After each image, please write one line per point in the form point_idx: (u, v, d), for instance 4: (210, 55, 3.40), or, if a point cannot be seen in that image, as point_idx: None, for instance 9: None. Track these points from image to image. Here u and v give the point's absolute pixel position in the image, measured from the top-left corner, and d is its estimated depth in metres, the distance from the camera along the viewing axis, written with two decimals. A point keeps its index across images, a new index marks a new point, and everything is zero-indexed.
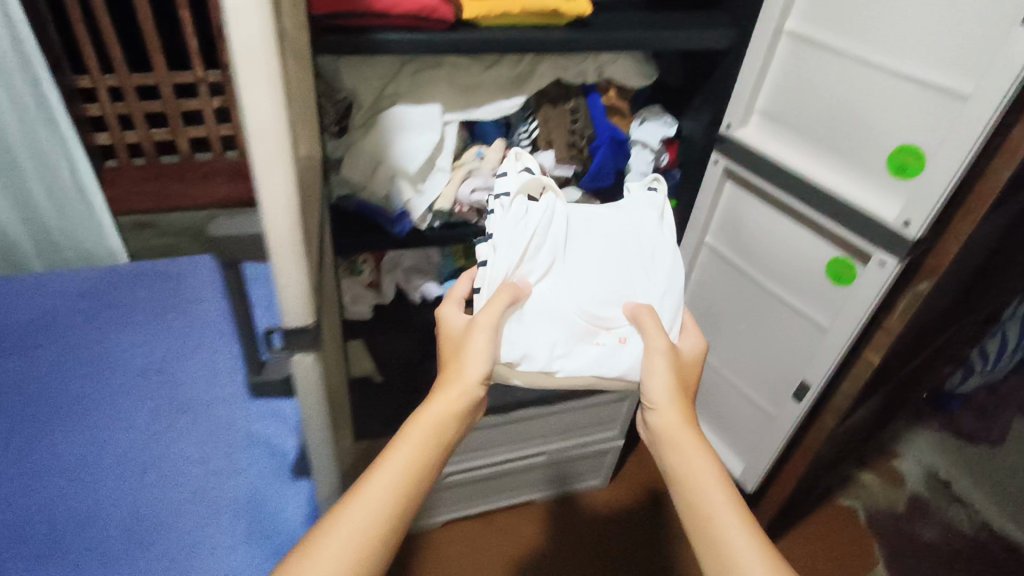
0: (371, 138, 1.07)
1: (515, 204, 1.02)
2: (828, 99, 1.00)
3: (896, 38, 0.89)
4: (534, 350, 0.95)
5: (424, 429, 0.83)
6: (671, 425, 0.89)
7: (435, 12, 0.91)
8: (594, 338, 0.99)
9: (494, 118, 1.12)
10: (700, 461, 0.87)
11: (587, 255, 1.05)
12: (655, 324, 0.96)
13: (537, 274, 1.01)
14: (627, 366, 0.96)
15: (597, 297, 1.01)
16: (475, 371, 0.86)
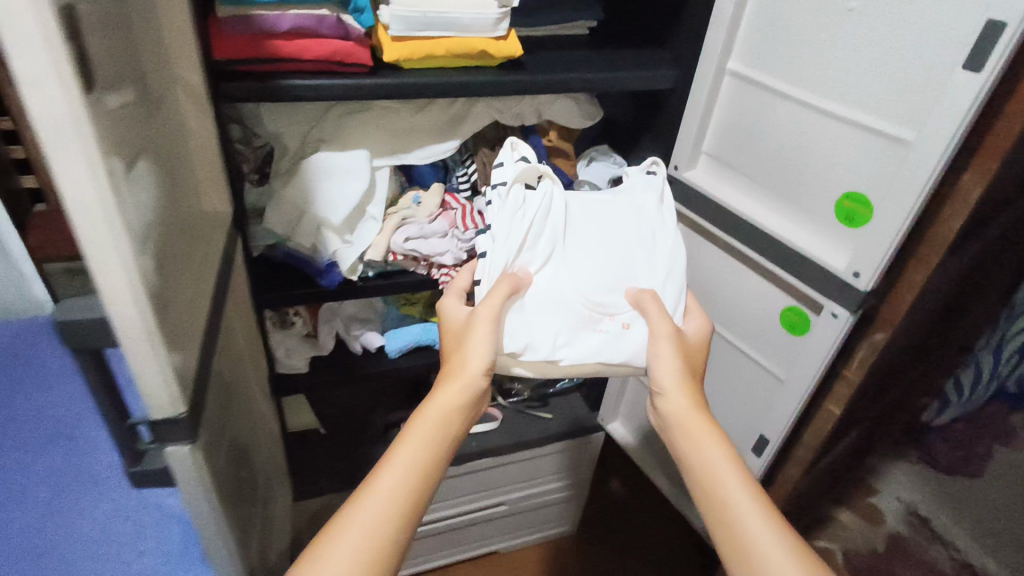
0: (294, 187, 1.00)
1: (512, 195, 0.93)
2: (773, 142, 0.96)
3: (836, 81, 0.84)
4: (538, 341, 0.88)
5: (425, 431, 0.77)
6: (684, 413, 0.82)
7: (349, 56, 0.85)
8: (595, 326, 0.92)
9: (426, 163, 1.07)
10: (716, 449, 0.80)
11: (590, 243, 0.97)
12: (658, 309, 0.89)
13: (538, 265, 0.93)
14: (633, 354, 0.89)
15: (595, 281, 0.94)
16: (477, 365, 0.81)
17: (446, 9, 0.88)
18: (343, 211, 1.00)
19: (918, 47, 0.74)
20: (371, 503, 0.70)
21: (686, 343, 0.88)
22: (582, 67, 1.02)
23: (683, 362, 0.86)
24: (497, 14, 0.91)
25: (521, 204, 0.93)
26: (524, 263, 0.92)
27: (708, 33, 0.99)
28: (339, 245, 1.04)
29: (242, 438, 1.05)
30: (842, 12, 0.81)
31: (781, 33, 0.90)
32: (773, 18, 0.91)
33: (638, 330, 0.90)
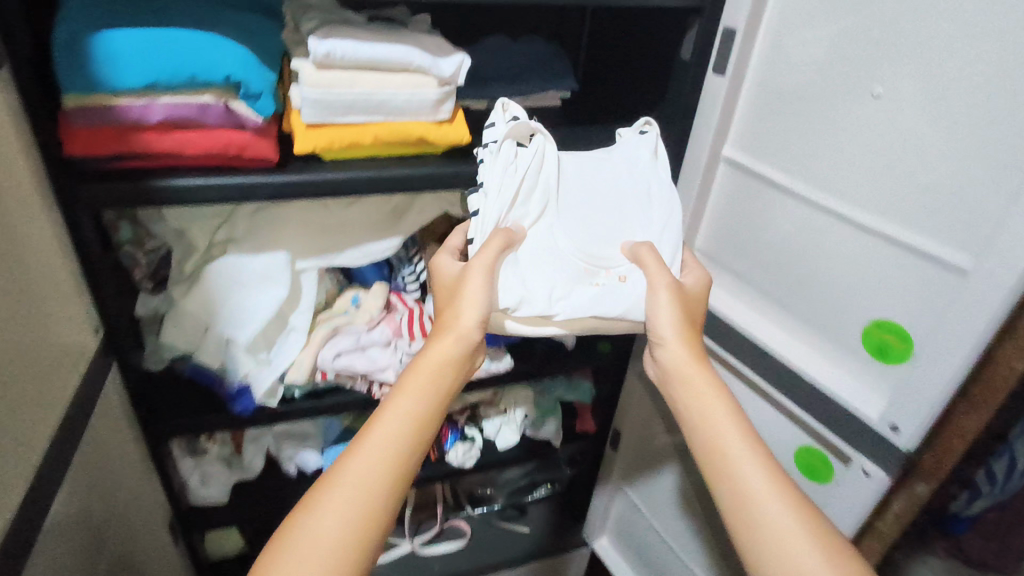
0: (197, 297, 0.82)
1: (505, 148, 0.73)
2: (782, 244, 0.78)
3: (860, 182, 0.67)
4: (531, 291, 0.70)
5: (415, 391, 0.61)
6: (683, 366, 0.66)
7: (246, 150, 0.69)
8: (593, 282, 0.72)
9: (363, 264, 0.89)
10: (723, 412, 0.63)
11: (594, 196, 0.78)
12: (658, 265, 0.70)
13: (532, 218, 0.75)
14: (632, 307, 0.70)
15: (591, 230, 0.76)
16: (468, 320, 0.65)
17: (372, 89, 0.71)
18: (258, 325, 0.83)
19: (967, 151, 0.57)
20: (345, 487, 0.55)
21: (687, 292, 0.71)
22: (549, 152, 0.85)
23: (683, 313, 0.68)
24: (437, 93, 0.74)
25: (514, 158, 0.73)
26: (516, 214, 0.74)
27: (699, 112, 0.83)
28: (255, 365, 0.85)
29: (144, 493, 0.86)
30: (865, 101, 0.65)
31: (787, 117, 0.74)
32: (777, 99, 0.74)
33: (640, 283, 0.71)
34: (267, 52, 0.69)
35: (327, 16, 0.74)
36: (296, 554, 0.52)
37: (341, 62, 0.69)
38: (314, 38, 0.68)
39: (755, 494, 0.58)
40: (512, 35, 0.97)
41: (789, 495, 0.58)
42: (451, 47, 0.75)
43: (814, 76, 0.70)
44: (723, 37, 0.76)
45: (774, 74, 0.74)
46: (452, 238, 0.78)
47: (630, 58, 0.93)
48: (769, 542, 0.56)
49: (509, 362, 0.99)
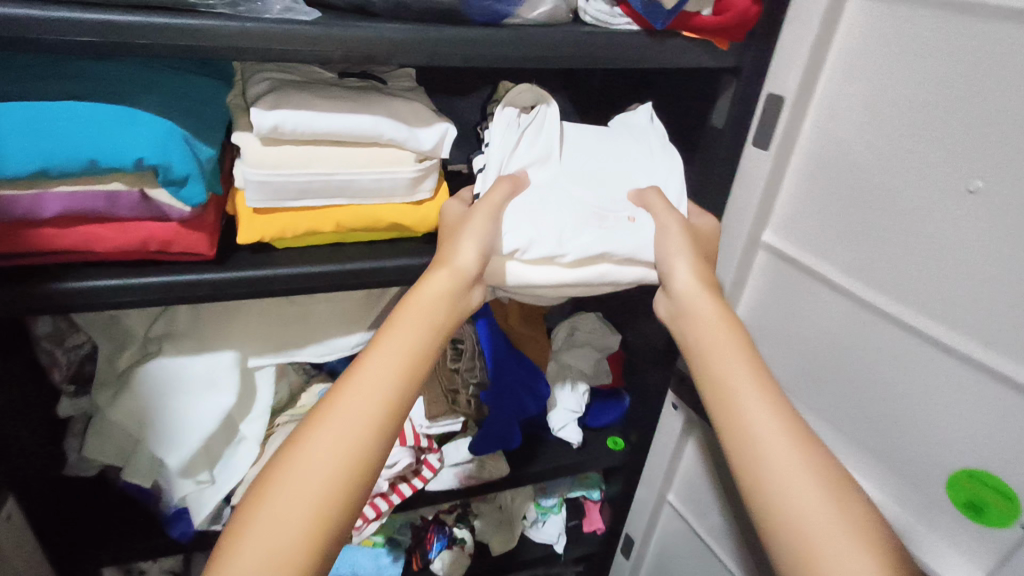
0: (124, 406, 0.67)
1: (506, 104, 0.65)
2: (840, 352, 0.64)
3: (948, 294, 0.53)
4: (537, 227, 0.58)
5: (411, 322, 0.53)
6: (688, 293, 0.57)
7: (171, 243, 0.55)
8: (601, 221, 0.60)
9: (328, 359, 0.76)
10: (729, 345, 0.55)
11: (595, 149, 0.67)
12: (665, 208, 0.60)
13: (534, 162, 0.64)
14: (641, 248, 0.59)
15: (600, 177, 0.65)
16: (470, 255, 0.55)
17: (331, 169, 0.58)
18: (198, 440, 0.68)
19: None
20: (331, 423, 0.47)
21: (700, 232, 0.62)
22: None
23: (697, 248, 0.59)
24: (413, 171, 0.60)
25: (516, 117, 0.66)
26: (514, 157, 0.63)
27: (735, 187, 0.69)
28: (195, 487, 0.70)
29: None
30: (953, 194, 0.51)
31: (848, 202, 0.60)
32: (835, 180, 0.61)
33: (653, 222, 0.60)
34: (203, 124, 0.55)
35: (281, 76, 0.60)
36: (283, 500, 0.44)
37: (293, 135, 0.55)
38: (257, 107, 0.54)
39: (758, 432, 0.51)
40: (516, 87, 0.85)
41: (803, 438, 0.50)
42: (433, 114, 0.61)
43: (884, 155, 0.56)
44: (768, 104, 0.63)
45: (831, 147, 0.61)
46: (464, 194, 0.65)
47: None
48: (780, 488, 0.48)
49: (504, 467, 0.86)
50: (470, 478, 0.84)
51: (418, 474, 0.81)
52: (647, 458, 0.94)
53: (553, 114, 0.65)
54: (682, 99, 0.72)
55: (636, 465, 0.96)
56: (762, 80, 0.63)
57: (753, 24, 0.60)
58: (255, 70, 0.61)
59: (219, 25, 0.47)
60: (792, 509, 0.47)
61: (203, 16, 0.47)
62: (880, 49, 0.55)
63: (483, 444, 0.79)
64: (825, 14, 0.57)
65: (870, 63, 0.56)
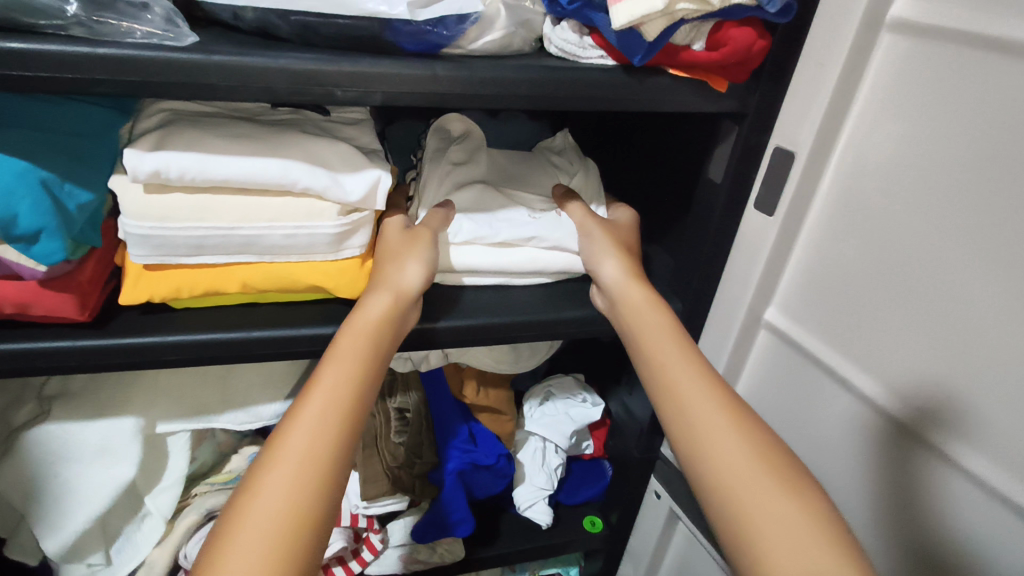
0: (6, 475, 0.57)
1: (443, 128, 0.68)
2: (855, 464, 0.52)
3: (999, 421, 0.41)
4: (462, 213, 0.58)
5: (362, 322, 0.47)
6: (632, 304, 0.52)
7: (31, 308, 0.46)
8: (528, 209, 0.60)
9: (252, 427, 0.65)
10: (685, 360, 0.48)
11: (518, 168, 0.67)
12: (584, 208, 0.59)
13: (461, 166, 0.63)
14: (568, 236, 0.58)
15: (524, 181, 0.65)
16: (417, 272, 0.51)
17: (232, 221, 0.48)
18: (85, 519, 0.58)
19: None
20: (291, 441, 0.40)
21: (622, 227, 0.59)
22: (511, 298, 0.60)
23: (618, 243, 0.57)
24: (335, 225, 0.50)
25: (446, 136, 0.67)
26: (440, 164, 0.62)
27: (735, 251, 0.58)
28: (86, 570, 0.61)
29: None
30: (1013, 296, 0.39)
31: (871, 287, 0.48)
32: (855, 260, 0.49)
33: (574, 215, 0.59)
34: (77, 165, 0.46)
35: (185, 109, 0.51)
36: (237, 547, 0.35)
37: (181, 182, 0.45)
38: (132, 148, 0.44)
39: (725, 450, 0.42)
40: (492, 114, 0.74)
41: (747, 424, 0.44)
42: (365, 159, 0.51)
43: (919, 233, 0.44)
44: (774, 160, 0.52)
45: (850, 215, 0.49)
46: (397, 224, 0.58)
47: (635, 167, 0.69)
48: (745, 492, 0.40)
49: (460, 551, 0.74)
50: (417, 562, 0.73)
51: (358, 555, 0.72)
52: (628, 542, 0.82)
53: (478, 140, 0.67)
54: (673, 143, 0.61)
55: (616, 549, 0.84)
56: (769, 130, 0.52)
57: (759, 63, 0.48)
58: (152, 100, 0.51)
59: (59, 51, 0.37)
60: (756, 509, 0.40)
61: (43, 39, 0.37)
62: (921, 101, 0.43)
63: (424, 534, 0.69)
64: (850, 52, 0.45)
65: (907, 117, 0.44)
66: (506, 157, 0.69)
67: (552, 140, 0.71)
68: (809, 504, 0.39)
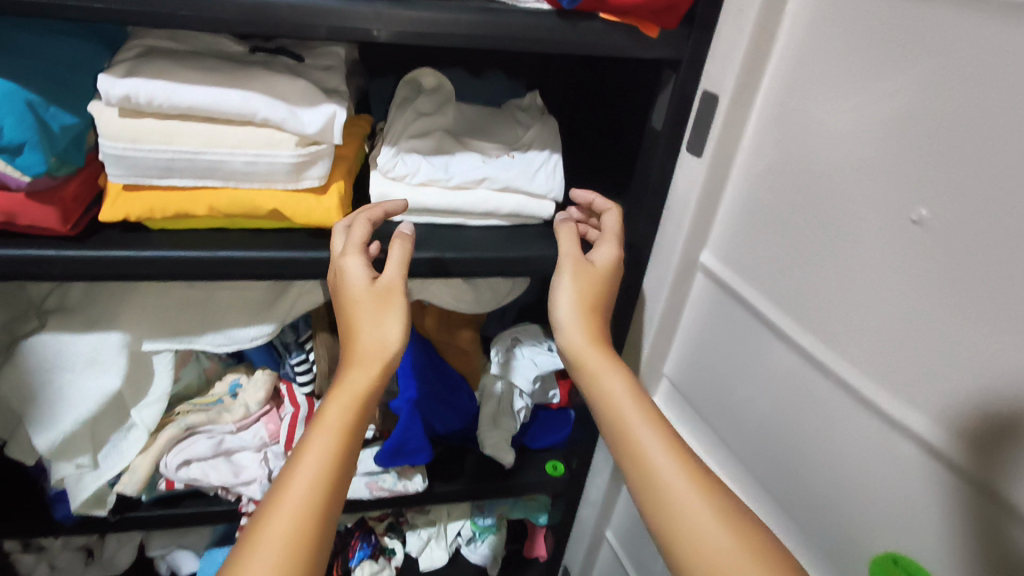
0: (9, 378, 0.64)
1: (416, 79, 0.69)
2: (772, 398, 0.55)
3: (879, 343, 0.44)
4: (421, 156, 0.62)
5: (342, 392, 0.50)
6: (597, 376, 0.54)
7: (16, 218, 0.51)
8: (484, 155, 0.64)
9: (229, 350, 0.70)
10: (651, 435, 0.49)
11: (484, 121, 0.70)
12: (573, 238, 0.61)
13: (426, 115, 0.66)
14: (518, 178, 0.62)
15: (486, 133, 0.68)
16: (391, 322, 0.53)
17: (196, 146, 0.52)
18: (73, 421, 0.65)
19: None
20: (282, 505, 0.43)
21: (601, 271, 0.59)
22: (465, 237, 0.64)
23: (587, 293, 0.58)
24: (292, 155, 0.54)
25: (418, 87, 0.69)
26: (406, 112, 0.65)
27: (672, 196, 0.61)
28: (74, 470, 0.67)
29: None
30: (893, 222, 0.42)
31: (784, 226, 0.51)
32: (773, 201, 0.52)
33: (564, 241, 0.61)
34: (61, 89, 0.51)
35: (162, 45, 0.56)
36: None
37: (150, 107, 0.50)
38: (106, 74, 0.49)
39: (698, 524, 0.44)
40: (473, 73, 0.77)
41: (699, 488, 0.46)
42: (323, 96, 0.55)
43: (823, 172, 0.47)
44: (704, 104, 0.55)
45: (770, 160, 0.52)
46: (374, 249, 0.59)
47: (597, 121, 0.72)
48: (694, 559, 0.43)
49: (421, 482, 0.79)
50: (383, 490, 0.77)
51: None
52: (587, 485, 0.87)
53: (451, 91, 0.69)
54: (626, 94, 0.65)
55: (576, 491, 0.88)
56: (700, 77, 0.55)
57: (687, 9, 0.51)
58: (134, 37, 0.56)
59: None
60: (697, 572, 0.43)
61: None
62: (826, 46, 0.46)
63: (389, 459, 0.73)
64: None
65: (816, 61, 0.46)
66: (476, 110, 0.72)
67: (523, 101, 0.73)
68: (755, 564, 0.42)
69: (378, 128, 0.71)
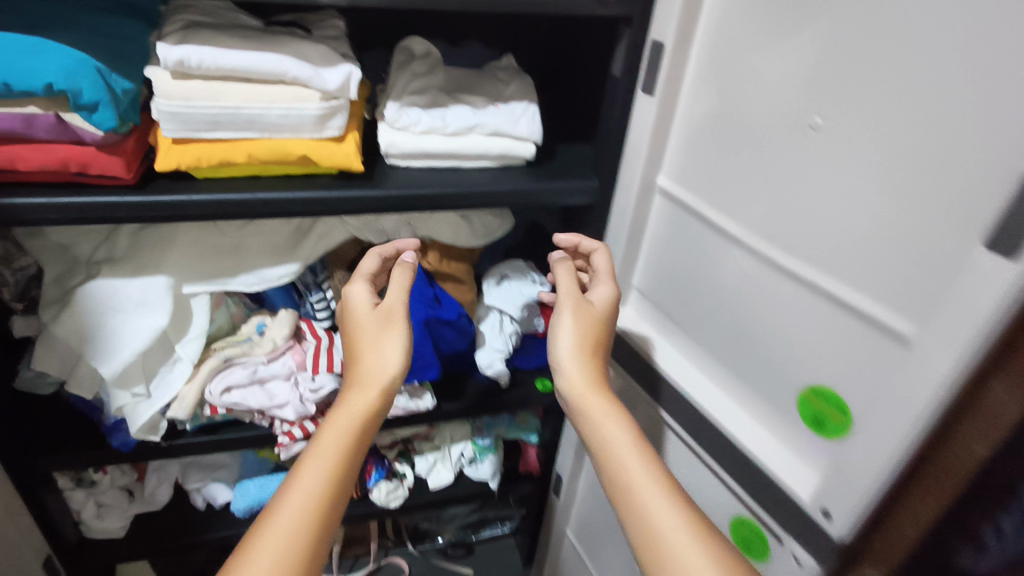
0: (70, 322, 0.73)
1: (409, 44, 0.80)
2: (719, 291, 0.69)
3: (794, 226, 0.57)
4: (422, 109, 0.73)
5: (344, 417, 0.61)
6: (592, 409, 0.64)
7: (90, 167, 0.61)
8: (472, 106, 0.75)
9: (260, 290, 0.81)
10: (625, 441, 0.61)
11: (469, 79, 0.82)
12: (569, 275, 0.73)
13: (421, 75, 0.77)
14: (505, 124, 0.74)
15: (473, 89, 0.80)
16: (393, 362, 0.65)
17: (237, 103, 0.63)
18: (130, 353, 0.74)
19: (917, 202, 0.47)
20: (292, 504, 0.54)
21: (600, 310, 0.71)
22: (462, 176, 0.76)
23: (583, 327, 0.69)
24: (318, 108, 0.65)
25: (411, 51, 0.80)
26: (405, 72, 0.76)
27: (632, 133, 0.73)
28: (131, 399, 0.77)
29: (19, 486, 0.80)
30: (799, 130, 0.55)
31: (723, 148, 0.64)
32: (714, 128, 0.65)
33: (560, 276, 0.73)
34: (119, 59, 0.61)
35: (197, 19, 0.65)
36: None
37: (199, 70, 0.60)
38: (163, 43, 0.59)
39: (667, 530, 0.55)
40: (452, 42, 0.89)
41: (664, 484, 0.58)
42: (339, 58, 0.66)
43: (749, 98, 0.60)
44: (653, 53, 0.67)
45: (710, 93, 0.65)
46: (379, 276, 0.76)
47: (567, 77, 0.84)
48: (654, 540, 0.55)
49: (429, 401, 0.91)
50: (398, 409, 0.89)
51: None
52: None
53: (439, 57, 0.81)
54: (591, 51, 0.77)
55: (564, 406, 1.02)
56: (649, 31, 0.67)
57: None
58: (171, 14, 0.66)
59: None
60: (657, 550, 0.54)
61: None
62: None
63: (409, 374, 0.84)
64: None
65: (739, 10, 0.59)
66: (462, 71, 0.83)
67: (501, 62, 0.85)
68: (707, 541, 0.54)
69: (378, 89, 0.81)
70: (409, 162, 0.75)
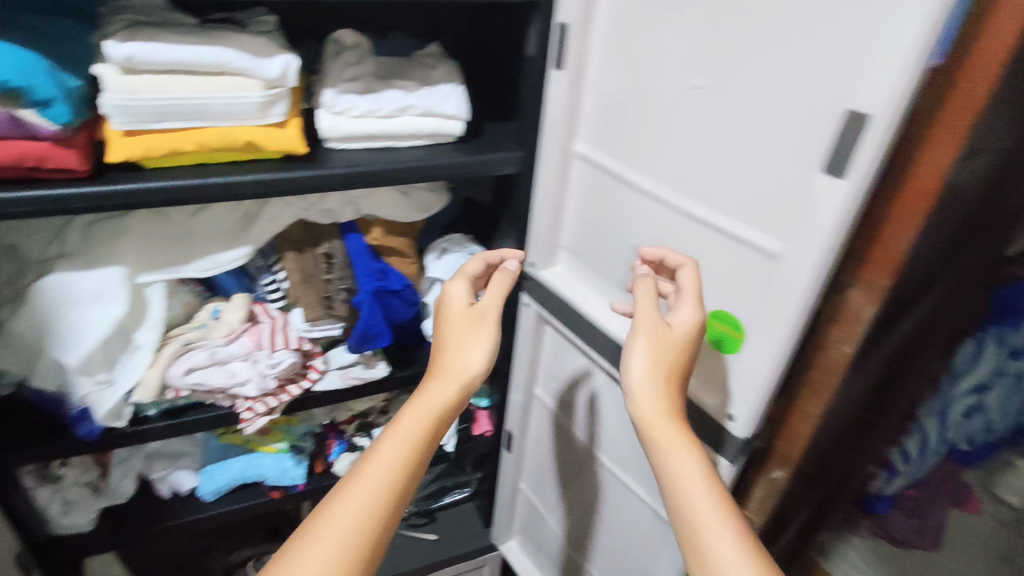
0: (29, 318, 0.76)
1: (340, 35, 0.86)
2: (633, 239, 0.79)
3: (686, 175, 0.68)
4: (357, 93, 0.80)
5: (421, 407, 0.62)
6: (666, 440, 0.59)
7: (45, 161, 0.64)
8: (403, 88, 0.82)
9: (214, 274, 0.86)
10: (691, 467, 0.57)
11: (398, 66, 0.89)
12: (649, 288, 0.67)
13: (354, 64, 0.83)
14: (434, 104, 0.82)
15: (403, 75, 0.87)
16: (476, 363, 0.66)
17: (184, 94, 0.68)
18: (92, 342, 0.78)
19: (777, 143, 0.57)
20: (362, 482, 0.56)
21: (678, 341, 0.63)
22: (398, 154, 0.83)
23: (658, 352, 0.62)
24: (261, 96, 0.71)
25: (342, 42, 0.86)
26: (339, 61, 0.83)
27: (549, 107, 0.81)
28: (95, 387, 0.80)
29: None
30: (686, 92, 0.65)
31: (628, 112, 0.74)
32: (620, 96, 0.75)
33: (640, 290, 0.67)
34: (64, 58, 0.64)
35: (136, 18, 0.70)
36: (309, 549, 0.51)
37: (146, 65, 0.65)
38: (110, 40, 0.63)
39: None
40: (378, 34, 0.96)
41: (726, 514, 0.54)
42: (278, 49, 0.72)
43: (645, 68, 0.70)
44: (561, 34, 0.76)
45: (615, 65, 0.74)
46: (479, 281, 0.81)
47: (489, 60, 0.93)
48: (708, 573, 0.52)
49: (383, 369, 1.00)
50: (354, 377, 0.98)
51: (306, 376, 0.94)
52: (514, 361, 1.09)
53: (369, 47, 0.87)
54: (509, 36, 0.85)
55: (509, 367, 1.10)
56: (554, 13, 0.75)
57: None
58: (112, 14, 0.70)
59: None
60: None
61: None
62: None
63: (360, 342, 0.91)
64: None
65: None
66: (392, 60, 0.90)
67: (426, 49, 0.92)
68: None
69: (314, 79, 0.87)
70: (348, 144, 0.81)
